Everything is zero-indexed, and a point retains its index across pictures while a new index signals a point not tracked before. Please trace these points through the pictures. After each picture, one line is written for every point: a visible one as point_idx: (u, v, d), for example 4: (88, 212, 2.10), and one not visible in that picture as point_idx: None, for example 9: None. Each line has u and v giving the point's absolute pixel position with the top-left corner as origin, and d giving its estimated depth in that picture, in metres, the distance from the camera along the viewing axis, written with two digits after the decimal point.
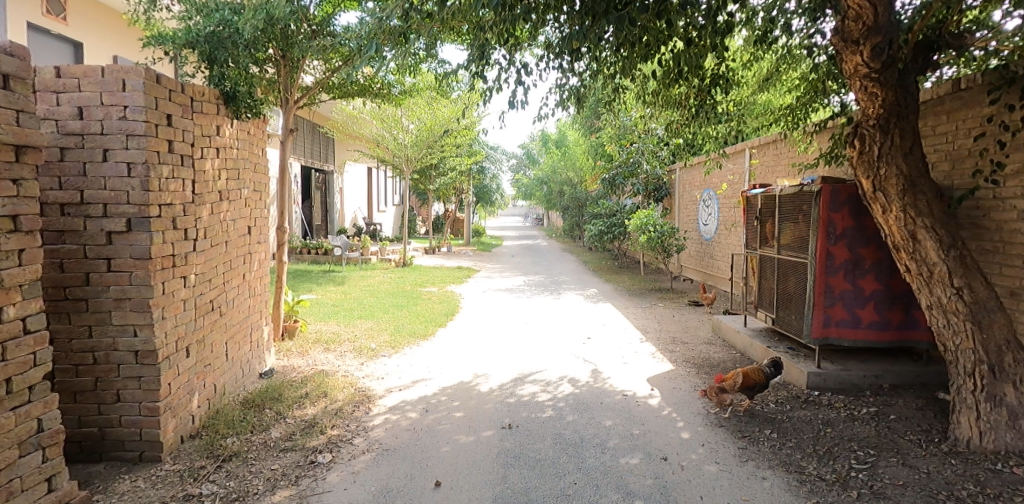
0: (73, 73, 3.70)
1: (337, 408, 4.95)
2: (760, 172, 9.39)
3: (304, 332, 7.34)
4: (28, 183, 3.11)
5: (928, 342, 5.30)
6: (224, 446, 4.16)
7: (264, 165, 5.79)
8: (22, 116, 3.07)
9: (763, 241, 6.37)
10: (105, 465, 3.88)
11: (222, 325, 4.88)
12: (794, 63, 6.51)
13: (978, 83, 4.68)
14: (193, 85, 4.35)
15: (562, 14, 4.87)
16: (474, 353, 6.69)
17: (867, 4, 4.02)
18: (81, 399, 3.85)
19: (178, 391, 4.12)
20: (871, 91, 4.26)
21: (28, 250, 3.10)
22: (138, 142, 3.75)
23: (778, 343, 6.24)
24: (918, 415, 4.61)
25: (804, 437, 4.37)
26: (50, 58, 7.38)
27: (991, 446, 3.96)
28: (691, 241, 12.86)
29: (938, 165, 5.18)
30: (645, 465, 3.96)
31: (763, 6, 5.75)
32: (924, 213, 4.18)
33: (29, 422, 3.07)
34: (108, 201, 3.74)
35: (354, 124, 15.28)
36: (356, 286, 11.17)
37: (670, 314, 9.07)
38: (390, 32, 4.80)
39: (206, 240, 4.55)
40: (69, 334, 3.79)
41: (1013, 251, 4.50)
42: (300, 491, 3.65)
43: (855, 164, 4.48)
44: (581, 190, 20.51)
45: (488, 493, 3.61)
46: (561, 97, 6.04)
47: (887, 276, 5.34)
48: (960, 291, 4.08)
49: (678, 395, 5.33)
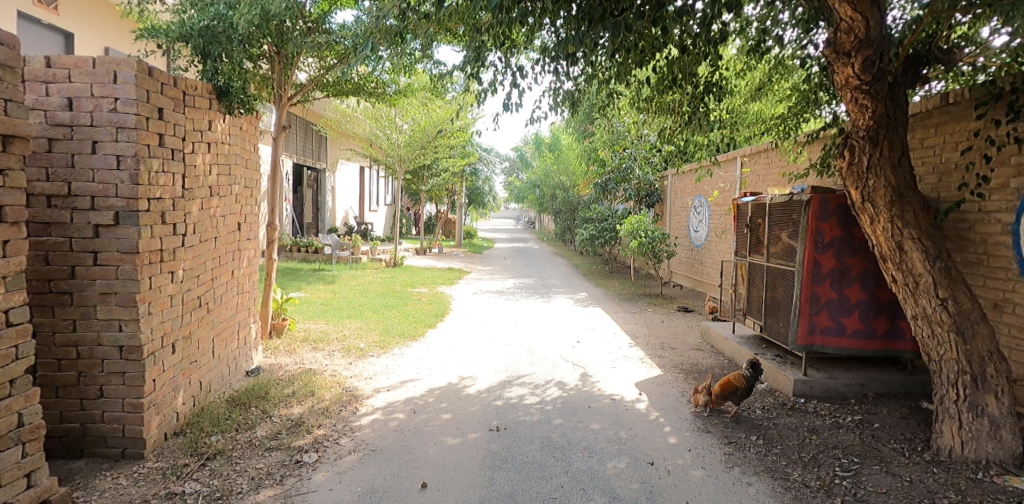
0: (64, 63, 3.66)
1: (323, 407, 4.93)
2: (751, 180, 9.46)
3: (292, 331, 7.30)
4: (14, 174, 3.08)
5: (912, 352, 5.35)
6: (209, 444, 4.12)
7: (256, 161, 5.75)
8: (10, 105, 3.05)
9: (753, 249, 6.41)
10: (86, 461, 3.83)
11: (208, 321, 4.82)
12: (786, 74, 6.60)
13: (966, 98, 4.75)
14: (185, 78, 4.30)
15: (558, 18, 4.88)
16: (463, 355, 6.67)
17: (858, 16, 4.05)
18: (63, 394, 3.80)
19: (163, 387, 4.09)
20: (861, 103, 4.30)
21: (13, 241, 3.06)
22: (128, 135, 3.71)
23: (765, 350, 6.29)
24: (902, 424, 4.66)
25: (790, 444, 4.39)
26: (40, 47, 7.29)
27: (973, 456, 4.01)
28: (682, 247, 12.89)
29: (926, 177, 5.25)
30: (632, 469, 3.97)
31: (756, 16, 5.82)
32: (911, 224, 4.22)
33: (10, 417, 3.03)
34: (96, 194, 3.71)
35: (348, 123, 15.33)
36: (346, 285, 11.12)
37: (659, 320, 9.09)
38: (385, 31, 4.79)
39: (195, 235, 4.51)
40: (52, 327, 3.75)
41: (997, 263, 4.57)
42: (284, 490, 3.62)
43: (844, 174, 4.52)
44: (574, 194, 20.70)
45: (474, 495, 3.61)
46: (555, 101, 6.03)
47: (873, 285, 5.39)
48: (945, 302, 4.11)
49: (666, 400, 5.35)
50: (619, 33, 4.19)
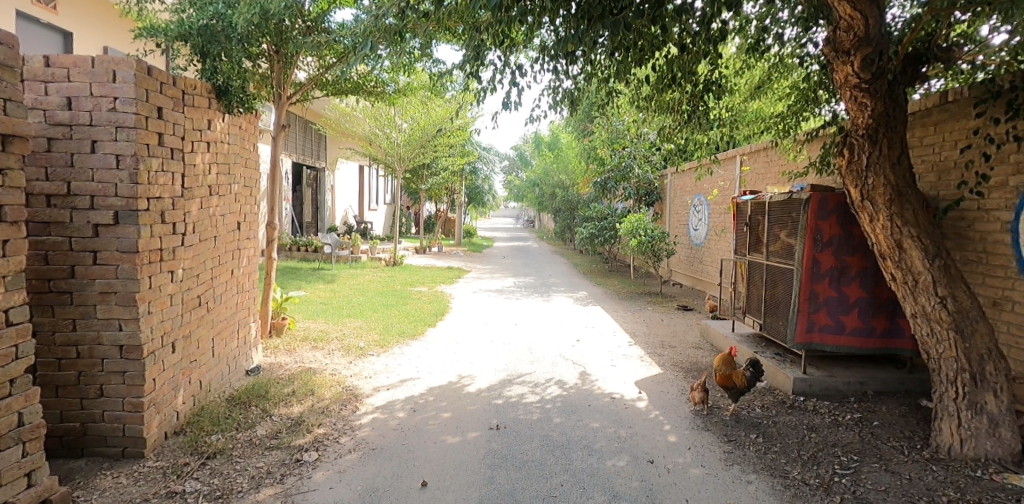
0: (63, 63, 3.66)
1: (323, 406, 4.93)
2: (751, 179, 9.46)
3: (292, 330, 7.30)
4: (14, 173, 3.08)
5: (911, 350, 5.35)
6: (209, 443, 4.12)
7: (255, 160, 5.75)
8: (9, 105, 3.05)
9: (753, 247, 6.41)
10: (86, 461, 3.83)
11: (208, 321, 4.82)
12: (786, 72, 6.60)
13: (965, 96, 4.75)
14: (184, 78, 4.30)
15: (557, 17, 4.88)
16: (463, 354, 6.67)
17: (858, 15, 4.05)
18: (63, 393, 3.80)
19: (163, 386, 4.09)
20: (860, 101, 4.30)
21: (13, 241, 3.06)
22: (128, 135, 3.71)
23: (765, 349, 6.29)
24: (901, 422, 4.67)
25: (789, 442, 4.40)
26: (40, 47, 7.30)
27: (972, 454, 4.02)
28: (682, 246, 12.89)
29: (925, 176, 5.25)
30: (632, 468, 3.98)
31: (756, 15, 5.82)
32: (911, 222, 4.22)
33: (10, 416, 3.03)
34: (96, 193, 3.71)
35: (347, 122, 15.34)
36: (346, 284, 11.13)
37: (659, 318, 9.09)
38: (385, 30, 4.79)
39: (195, 235, 4.51)
40: (52, 327, 3.75)
41: (996, 261, 4.58)
42: (285, 489, 3.63)
43: (843, 173, 4.52)
44: (574, 193, 20.71)
45: (474, 494, 3.61)
46: (555, 99, 6.02)
47: (873, 283, 5.39)
48: (944, 300, 4.12)
49: (665, 398, 5.36)
50: (619, 31, 4.19)
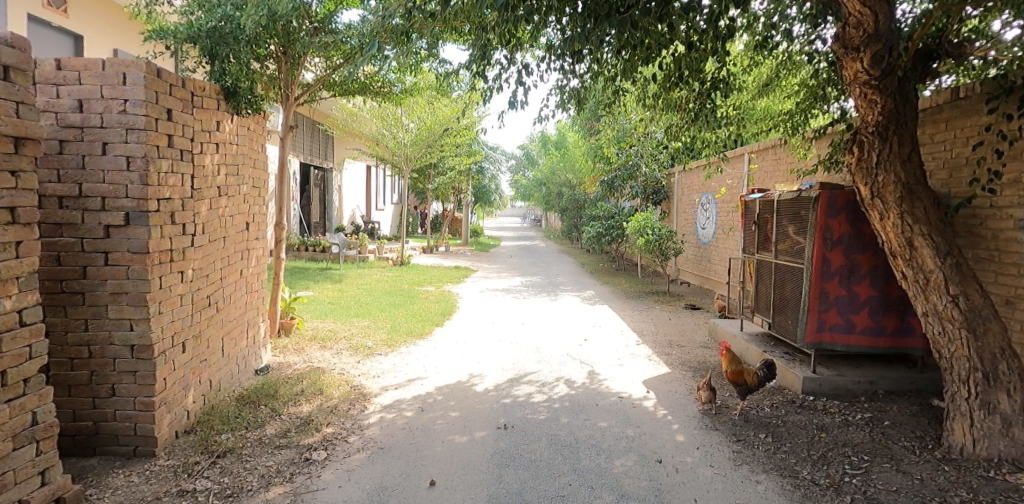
0: (74, 66, 3.70)
1: (332, 406, 4.95)
2: (759, 177, 9.41)
3: (300, 330, 7.34)
4: (26, 175, 3.11)
5: (922, 349, 5.31)
6: (219, 442, 4.15)
7: (264, 161, 5.77)
8: (21, 108, 3.07)
9: (761, 245, 6.38)
10: (98, 459, 3.86)
11: (217, 321, 4.85)
12: (794, 69, 6.56)
13: (977, 92, 4.70)
14: (193, 80, 4.33)
15: (563, 16, 4.87)
16: (470, 353, 6.67)
17: (867, 11, 4.02)
18: (75, 393, 3.84)
19: (173, 386, 4.12)
20: (870, 98, 4.27)
21: (26, 242, 3.10)
22: (138, 136, 3.73)
23: (774, 348, 6.25)
24: (912, 421, 4.63)
25: (799, 441, 4.38)
26: (50, 50, 7.38)
27: (984, 454, 3.98)
28: (689, 244, 12.85)
29: (936, 173, 5.21)
30: (640, 467, 3.97)
31: (764, 12, 5.78)
32: (922, 220, 4.18)
33: (23, 416, 3.06)
34: (107, 195, 3.74)
35: (354, 122, 15.39)
36: (353, 284, 11.17)
37: (666, 317, 9.07)
38: (391, 30, 4.83)
39: (204, 235, 4.54)
40: (65, 327, 3.79)
41: (1009, 259, 4.53)
42: (294, 488, 3.64)
43: (853, 170, 4.49)
44: (581, 191, 20.71)
45: (482, 493, 3.61)
46: (561, 98, 6.02)
47: (883, 282, 5.35)
48: (956, 298, 4.09)
49: (673, 397, 5.35)
50: (625, 30, 4.18)
